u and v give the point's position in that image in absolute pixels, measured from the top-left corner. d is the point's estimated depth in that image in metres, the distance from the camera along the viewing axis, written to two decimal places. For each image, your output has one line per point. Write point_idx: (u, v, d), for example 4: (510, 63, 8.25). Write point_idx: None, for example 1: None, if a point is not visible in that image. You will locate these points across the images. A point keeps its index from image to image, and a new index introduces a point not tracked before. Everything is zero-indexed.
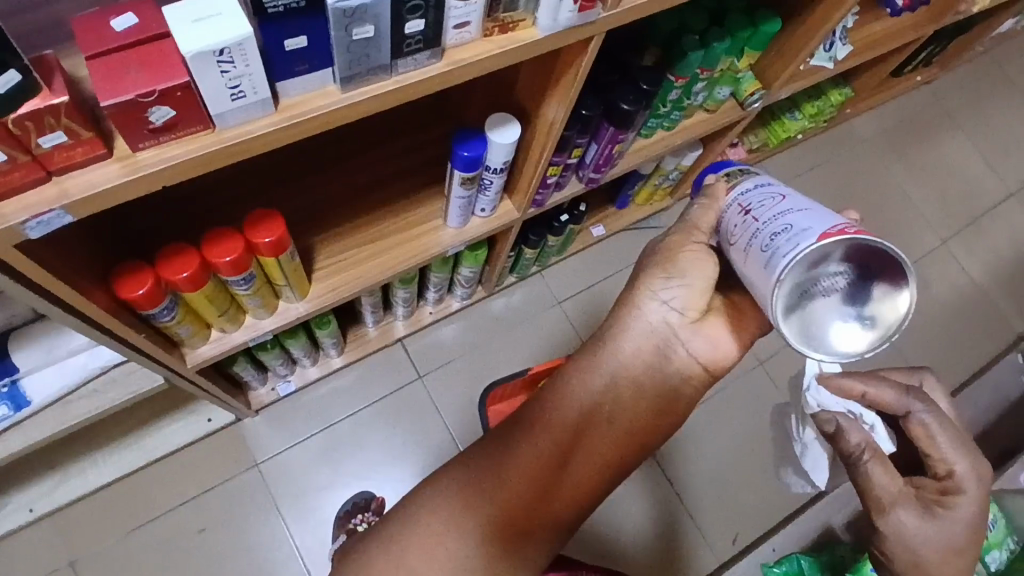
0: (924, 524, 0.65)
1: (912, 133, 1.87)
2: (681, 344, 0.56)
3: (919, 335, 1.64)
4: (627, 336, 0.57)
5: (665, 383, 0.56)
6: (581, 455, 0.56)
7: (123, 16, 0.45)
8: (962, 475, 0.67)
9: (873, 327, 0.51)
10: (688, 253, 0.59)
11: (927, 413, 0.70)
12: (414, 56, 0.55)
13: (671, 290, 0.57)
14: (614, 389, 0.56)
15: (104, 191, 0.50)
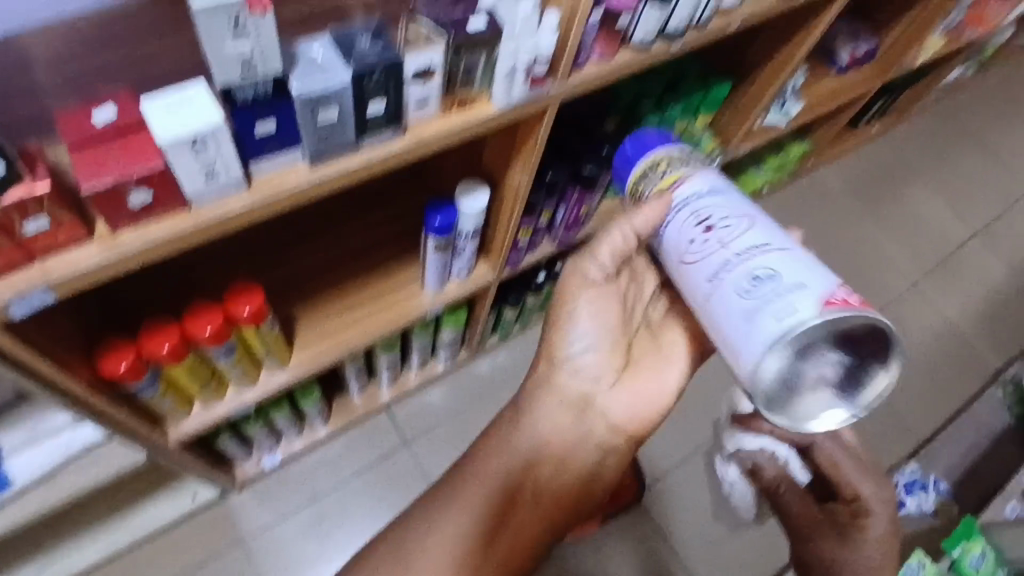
0: (841, 548, 0.67)
1: (875, 181, 1.96)
2: (598, 401, 0.74)
3: (900, 375, 1.66)
4: (556, 394, 0.73)
5: (588, 439, 0.73)
6: (526, 504, 0.70)
7: (105, 110, 0.50)
8: (869, 497, 0.69)
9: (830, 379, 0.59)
10: (591, 304, 0.74)
11: (829, 443, 0.74)
12: (378, 133, 0.60)
13: (584, 352, 0.74)
14: (547, 444, 0.72)
15: (86, 271, 0.52)
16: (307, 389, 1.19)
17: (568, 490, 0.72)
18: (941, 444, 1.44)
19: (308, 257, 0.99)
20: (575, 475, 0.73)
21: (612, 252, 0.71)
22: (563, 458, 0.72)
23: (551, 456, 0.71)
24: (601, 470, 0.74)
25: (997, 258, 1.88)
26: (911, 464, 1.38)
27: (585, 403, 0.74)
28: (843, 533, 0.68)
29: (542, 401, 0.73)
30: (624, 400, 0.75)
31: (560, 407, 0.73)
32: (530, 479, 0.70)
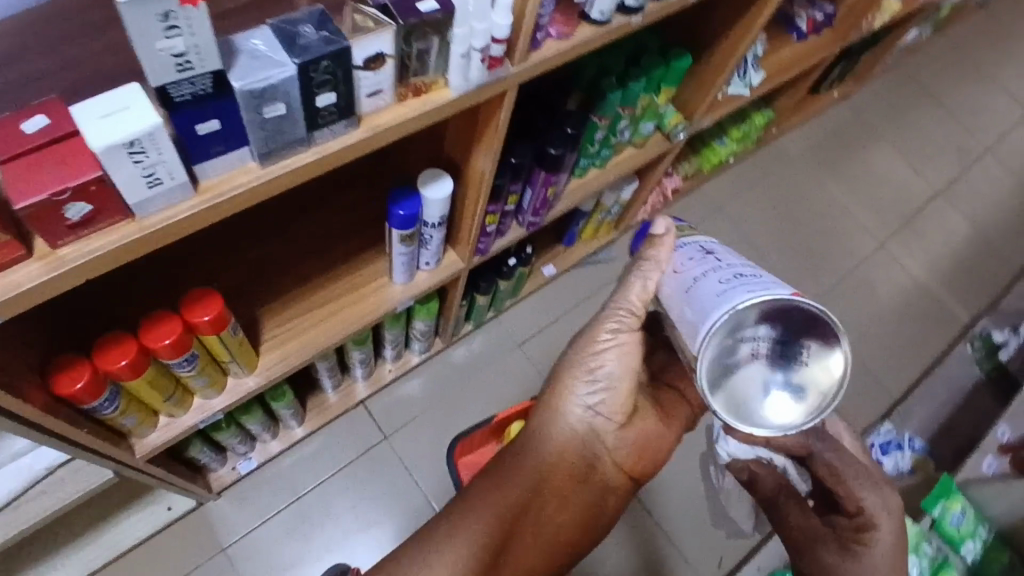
0: (845, 564, 0.66)
1: (838, 145, 1.97)
2: (606, 444, 0.70)
3: (869, 336, 1.69)
4: (565, 430, 0.70)
5: (593, 479, 0.70)
6: (530, 532, 0.65)
7: (33, 118, 0.46)
8: (871, 510, 0.67)
9: (801, 396, 0.55)
10: (605, 345, 0.69)
11: (828, 453, 0.71)
12: (330, 126, 0.57)
13: (595, 393, 0.70)
14: (553, 471, 0.68)
15: (27, 290, 0.49)
16: (278, 392, 1.16)
17: (574, 523, 0.68)
18: (914, 401, 1.47)
19: (269, 257, 0.96)
20: (579, 510, 0.68)
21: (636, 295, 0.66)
22: (569, 493, 0.68)
23: (558, 490, 0.67)
24: (603, 508, 0.71)
25: (958, 215, 1.92)
26: (885, 425, 1.41)
27: (592, 442, 0.70)
28: (849, 551, 0.67)
29: (548, 434, 0.70)
30: (626, 446, 0.71)
31: (566, 445, 0.69)
32: (535, 511, 0.66)
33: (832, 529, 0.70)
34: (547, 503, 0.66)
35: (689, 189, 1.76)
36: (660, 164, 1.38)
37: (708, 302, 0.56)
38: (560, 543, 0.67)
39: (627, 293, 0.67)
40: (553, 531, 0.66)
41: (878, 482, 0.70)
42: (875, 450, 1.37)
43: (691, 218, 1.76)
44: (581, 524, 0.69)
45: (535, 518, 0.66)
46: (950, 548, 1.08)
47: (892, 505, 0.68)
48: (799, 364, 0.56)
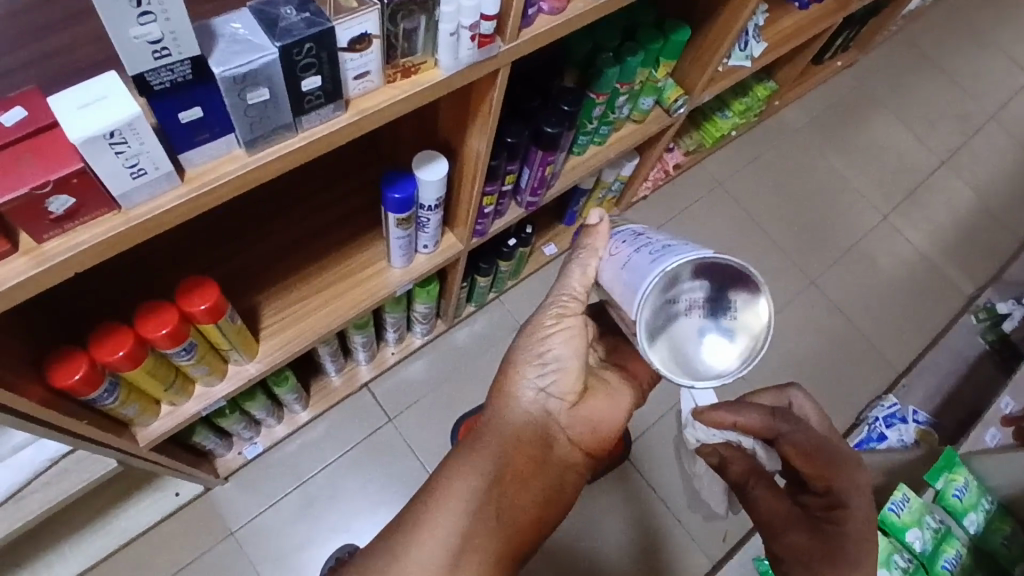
0: (813, 542, 0.66)
1: (842, 115, 1.94)
2: (559, 423, 0.67)
3: (874, 309, 1.68)
4: (518, 413, 0.66)
5: (553, 461, 0.67)
6: (496, 519, 0.61)
7: (10, 110, 0.45)
8: (839, 488, 0.68)
9: (737, 340, 0.58)
10: (554, 331, 0.68)
11: (798, 434, 0.70)
12: (317, 111, 0.56)
13: (547, 375, 0.67)
14: (511, 455, 0.64)
15: (13, 286, 0.48)
16: (282, 376, 1.16)
17: (538, 507, 0.64)
18: (918, 373, 1.46)
19: (265, 244, 0.95)
20: (545, 492, 0.65)
21: (576, 282, 0.69)
22: (529, 476, 0.64)
23: (519, 474, 0.63)
24: (566, 492, 0.68)
25: (964, 184, 1.89)
26: (889, 398, 1.41)
27: (547, 423, 0.67)
28: (821, 530, 0.67)
29: (501, 419, 0.66)
30: (584, 427, 0.68)
31: (521, 429, 0.66)
32: (496, 497, 0.62)
33: (800, 508, 0.71)
34: (508, 488, 0.62)
35: (690, 164, 1.73)
36: (661, 139, 1.36)
37: (642, 270, 0.60)
38: (525, 530, 0.63)
39: (566, 280, 0.70)
40: (516, 518, 0.62)
41: (846, 462, 0.70)
42: (879, 423, 1.35)
43: (693, 194, 1.74)
44: (544, 510, 0.65)
45: (496, 504, 0.61)
46: (954, 519, 1.07)
47: (860, 483, 0.68)
48: (733, 313, 0.58)
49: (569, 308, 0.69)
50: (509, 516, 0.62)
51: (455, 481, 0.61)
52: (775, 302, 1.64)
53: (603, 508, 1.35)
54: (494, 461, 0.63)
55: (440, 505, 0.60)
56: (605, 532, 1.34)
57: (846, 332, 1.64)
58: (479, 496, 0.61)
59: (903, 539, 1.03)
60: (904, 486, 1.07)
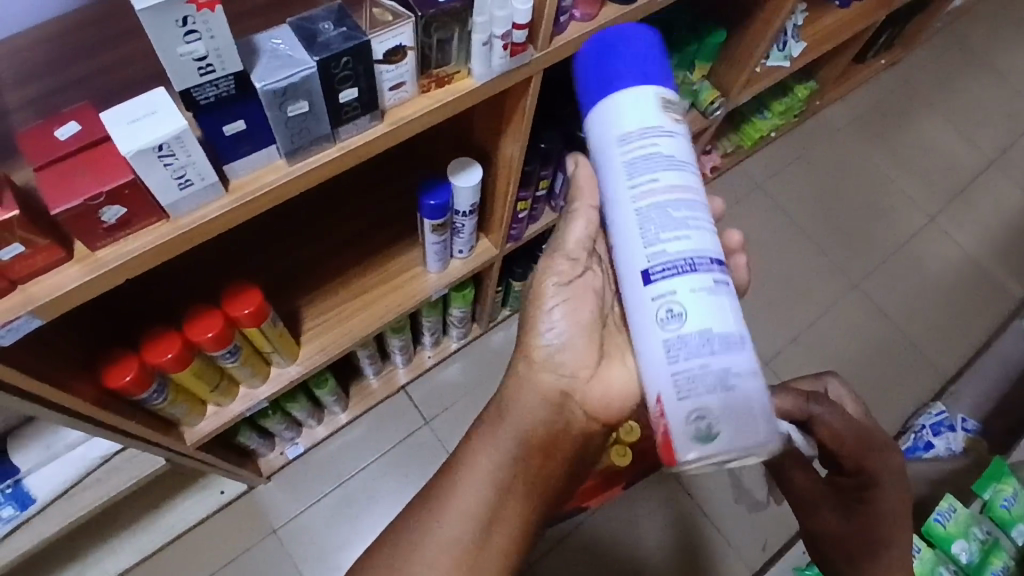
0: (844, 522, 0.67)
1: (886, 114, 1.89)
2: (579, 399, 0.67)
3: (921, 313, 1.63)
4: (530, 391, 0.67)
5: (569, 428, 0.67)
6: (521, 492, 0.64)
7: (66, 125, 0.48)
8: (871, 468, 0.67)
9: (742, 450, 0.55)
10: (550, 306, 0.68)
11: (830, 414, 0.71)
12: (355, 121, 0.58)
13: (553, 346, 0.67)
14: (529, 438, 0.65)
15: (69, 291, 0.51)
16: (323, 379, 1.19)
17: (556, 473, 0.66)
18: (966, 381, 1.41)
19: (306, 250, 0.98)
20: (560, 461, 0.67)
21: (570, 241, 0.67)
22: (549, 449, 0.66)
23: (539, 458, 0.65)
24: (587, 446, 0.69)
25: (1016, 185, 1.82)
26: (936, 405, 1.36)
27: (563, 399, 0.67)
28: (854, 511, 0.67)
29: (518, 397, 0.67)
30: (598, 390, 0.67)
31: (536, 410, 0.66)
32: (520, 471, 0.64)
33: (834, 488, 0.70)
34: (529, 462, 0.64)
35: (728, 166, 1.71)
36: (698, 142, 1.35)
37: None
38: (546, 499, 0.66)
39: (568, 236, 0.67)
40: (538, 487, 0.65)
41: (879, 444, 0.69)
42: (926, 432, 1.32)
43: (731, 196, 1.72)
44: (562, 475, 0.67)
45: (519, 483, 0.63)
46: (1001, 529, 1.02)
47: (895, 465, 0.68)
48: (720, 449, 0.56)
49: (564, 266, 0.68)
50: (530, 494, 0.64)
51: (480, 462, 0.64)
52: (816, 307, 1.60)
53: (639, 514, 1.34)
54: (518, 439, 0.64)
55: (468, 476, 0.63)
56: (641, 538, 1.33)
57: (891, 337, 1.59)
58: (504, 469, 0.63)
59: (948, 550, 1.00)
60: (951, 497, 1.04)
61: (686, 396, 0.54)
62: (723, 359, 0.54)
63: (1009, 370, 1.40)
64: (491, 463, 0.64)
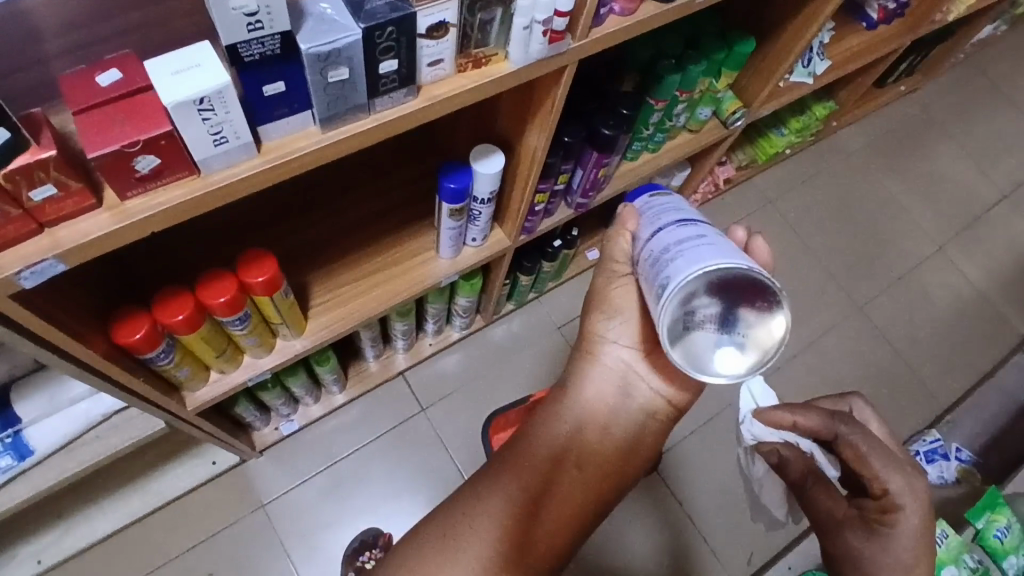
0: (869, 545, 0.67)
1: (900, 140, 1.89)
2: (639, 376, 0.67)
3: (922, 340, 1.63)
4: (595, 378, 0.68)
5: (626, 421, 0.67)
6: (569, 475, 0.64)
7: (108, 72, 0.48)
8: (896, 491, 0.67)
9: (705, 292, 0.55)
10: (618, 287, 0.68)
11: (855, 435, 0.70)
12: (391, 94, 0.58)
13: (616, 330, 0.68)
14: (582, 427, 0.66)
15: (95, 239, 0.51)
16: (324, 357, 1.19)
17: (607, 467, 0.65)
18: (964, 411, 1.42)
19: (322, 225, 0.98)
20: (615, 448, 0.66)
21: (618, 251, 0.68)
22: (601, 440, 0.66)
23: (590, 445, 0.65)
24: (647, 444, 0.68)
25: None
26: (932, 433, 1.37)
27: (625, 373, 0.68)
28: (874, 534, 0.67)
29: (579, 384, 0.68)
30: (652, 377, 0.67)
31: (596, 399, 0.67)
32: (566, 466, 0.64)
33: (857, 511, 0.70)
34: (579, 455, 0.65)
35: (741, 179, 1.72)
36: (715, 151, 1.35)
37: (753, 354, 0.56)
38: (599, 489, 0.65)
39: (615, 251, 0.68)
40: (587, 482, 0.64)
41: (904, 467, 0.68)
42: (920, 457, 1.32)
43: (743, 209, 1.72)
44: (613, 472, 0.65)
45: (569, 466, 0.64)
46: (992, 560, 1.04)
47: (919, 488, 0.67)
48: (696, 309, 0.55)
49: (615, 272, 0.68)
50: (579, 481, 0.64)
51: (530, 448, 0.65)
52: (817, 326, 1.61)
53: (630, 516, 1.35)
54: (568, 429, 0.66)
55: (519, 465, 0.64)
56: (630, 541, 1.33)
57: (891, 362, 1.60)
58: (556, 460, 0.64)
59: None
60: (943, 521, 1.04)
61: (675, 252, 0.58)
62: (668, 238, 0.61)
63: (1007, 404, 1.41)
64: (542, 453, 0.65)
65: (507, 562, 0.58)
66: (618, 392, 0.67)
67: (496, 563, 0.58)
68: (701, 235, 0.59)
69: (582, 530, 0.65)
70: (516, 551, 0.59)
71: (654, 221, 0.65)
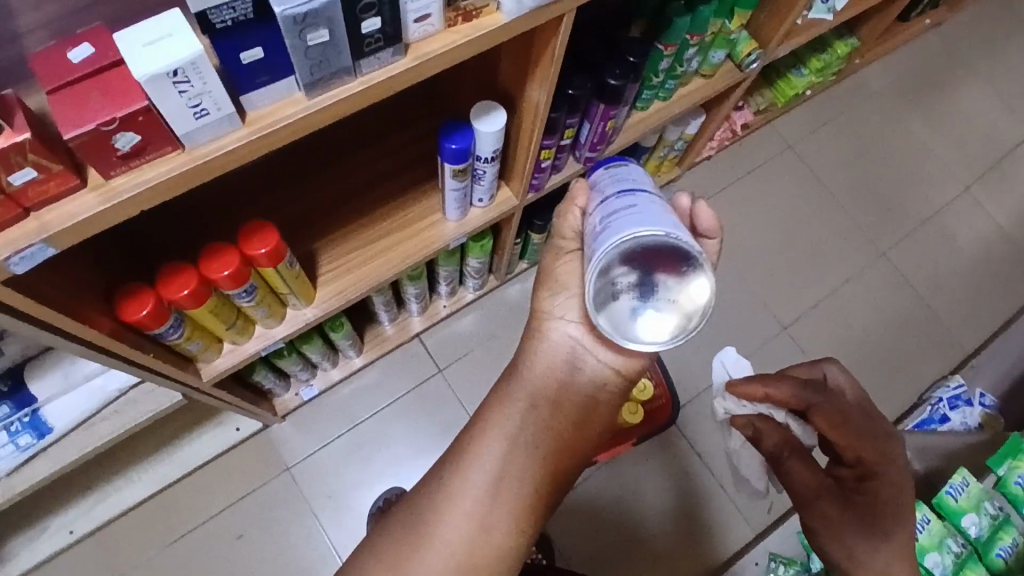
0: (844, 514, 0.71)
1: (927, 76, 1.80)
2: (587, 350, 0.62)
3: (948, 285, 1.59)
4: (542, 354, 0.62)
5: (580, 391, 0.62)
6: (524, 457, 0.62)
7: (79, 47, 0.46)
8: (870, 460, 0.72)
9: (627, 259, 0.55)
10: (564, 264, 0.63)
11: (824, 405, 0.76)
12: (377, 54, 0.55)
13: (563, 304, 0.62)
14: (535, 405, 0.62)
15: (82, 221, 0.50)
16: (339, 323, 1.19)
17: (564, 441, 0.63)
18: (988, 357, 1.38)
19: (324, 192, 0.96)
20: (570, 421, 0.63)
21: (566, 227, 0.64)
22: (556, 415, 0.62)
23: (544, 424, 0.62)
24: (601, 412, 0.64)
25: None
26: (954, 379, 1.35)
27: (573, 348, 0.62)
28: (853, 502, 0.72)
29: (527, 359, 0.63)
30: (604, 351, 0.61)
31: (547, 373, 0.62)
32: (520, 447, 0.62)
33: (833, 481, 0.75)
34: (533, 433, 0.62)
35: (759, 125, 1.65)
36: (730, 97, 1.30)
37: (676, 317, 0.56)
38: (558, 463, 0.63)
39: (563, 226, 0.65)
40: (542, 459, 0.62)
41: (880, 446, 0.73)
42: (942, 405, 1.30)
43: (761, 155, 1.67)
44: (572, 441, 0.63)
45: (524, 447, 0.62)
46: (1013, 507, 1.01)
47: (891, 454, 0.73)
48: (619, 276, 0.55)
49: (564, 249, 0.64)
50: (536, 462, 0.62)
51: (484, 429, 0.63)
52: (838, 275, 1.57)
53: (646, 470, 1.35)
54: (520, 409, 0.63)
55: (478, 447, 0.63)
56: (648, 494, 1.34)
57: (914, 309, 1.56)
58: (515, 441, 0.62)
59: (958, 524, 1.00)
60: (964, 470, 1.03)
61: (604, 223, 0.57)
62: (601, 207, 0.60)
63: None
64: (497, 435, 0.62)
65: (471, 546, 0.61)
66: (564, 367, 0.62)
67: (459, 549, 0.61)
68: (632, 203, 0.58)
69: (549, 503, 0.64)
70: (483, 531, 0.61)
71: (600, 191, 0.63)
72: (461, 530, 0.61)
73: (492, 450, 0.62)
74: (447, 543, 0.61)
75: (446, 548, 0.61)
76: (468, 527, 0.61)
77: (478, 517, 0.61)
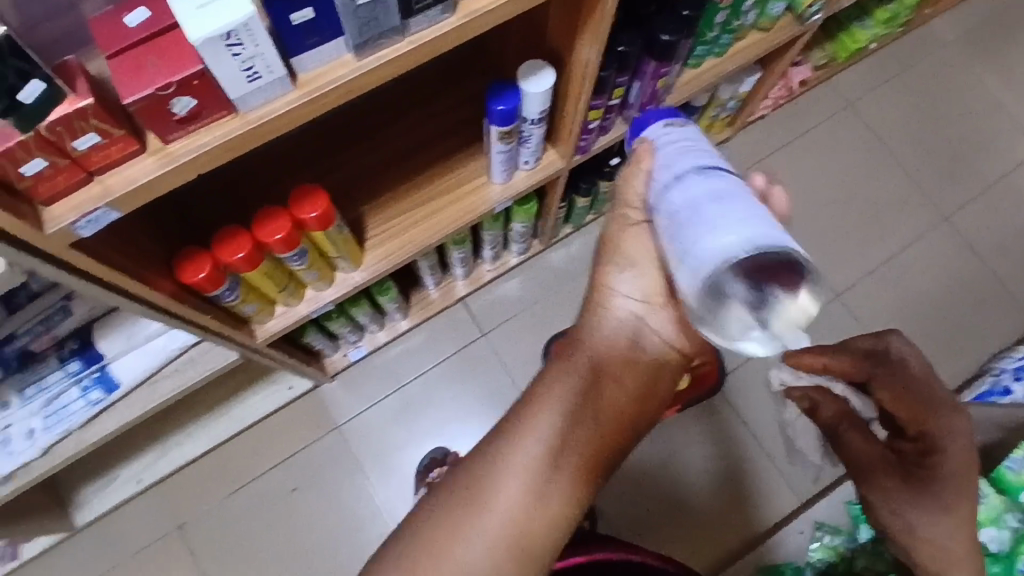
0: (902, 487, 0.70)
1: (1004, 25, 1.68)
2: (653, 329, 0.65)
3: (1017, 250, 1.50)
4: (606, 326, 0.65)
5: (643, 369, 0.65)
6: (586, 429, 0.62)
7: (135, 11, 0.46)
8: (935, 435, 0.70)
9: (733, 270, 0.53)
10: (631, 236, 0.65)
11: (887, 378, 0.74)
12: (426, 12, 0.54)
13: (628, 281, 0.65)
14: (601, 377, 0.64)
15: (143, 185, 0.52)
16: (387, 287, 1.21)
17: (624, 417, 0.64)
18: None
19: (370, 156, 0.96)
20: (631, 397, 0.64)
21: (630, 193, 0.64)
22: (618, 391, 0.64)
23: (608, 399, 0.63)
24: (659, 391, 0.67)
25: None
26: (1019, 349, 1.29)
27: (637, 327, 0.65)
28: (912, 476, 0.70)
29: (590, 332, 0.66)
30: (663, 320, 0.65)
31: (611, 344, 0.65)
32: (582, 418, 0.62)
33: (893, 454, 0.74)
34: (596, 405, 0.63)
35: (817, 81, 1.57)
36: (787, 52, 1.23)
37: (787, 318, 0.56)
38: (616, 437, 0.64)
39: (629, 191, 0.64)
40: (603, 433, 0.63)
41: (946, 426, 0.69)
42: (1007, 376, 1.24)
43: (816, 115, 1.59)
44: (629, 418, 0.65)
45: (586, 418, 0.62)
46: None
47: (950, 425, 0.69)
48: (728, 289, 0.53)
49: (630, 220, 0.65)
50: (599, 434, 0.63)
51: (547, 398, 0.63)
52: (897, 239, 1.51)
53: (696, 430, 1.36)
54: (585, 380, 0.63)
55: (533, 417, 0.63)
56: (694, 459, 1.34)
57: (979, 275, 1.49)
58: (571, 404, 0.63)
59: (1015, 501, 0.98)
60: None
61: (695, 219, 0.54)
62: (680, 198, 0.57)
63: None
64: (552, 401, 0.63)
65: (525, 515, 0.61)
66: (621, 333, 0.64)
67: (513, 517, 0.60)
68: (733, 207, 0.55)
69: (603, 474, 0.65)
70: (540, 499, 0.61)
71: (673, 171, 0.59)
72: (517, 497, 0.61)
73: (555, 419, 0.62)
74: (501, 509, 0.61)
75: (501, 511, 0.61)
76: (525, 496, 0.61)
77: (536, 485, 0.61)
